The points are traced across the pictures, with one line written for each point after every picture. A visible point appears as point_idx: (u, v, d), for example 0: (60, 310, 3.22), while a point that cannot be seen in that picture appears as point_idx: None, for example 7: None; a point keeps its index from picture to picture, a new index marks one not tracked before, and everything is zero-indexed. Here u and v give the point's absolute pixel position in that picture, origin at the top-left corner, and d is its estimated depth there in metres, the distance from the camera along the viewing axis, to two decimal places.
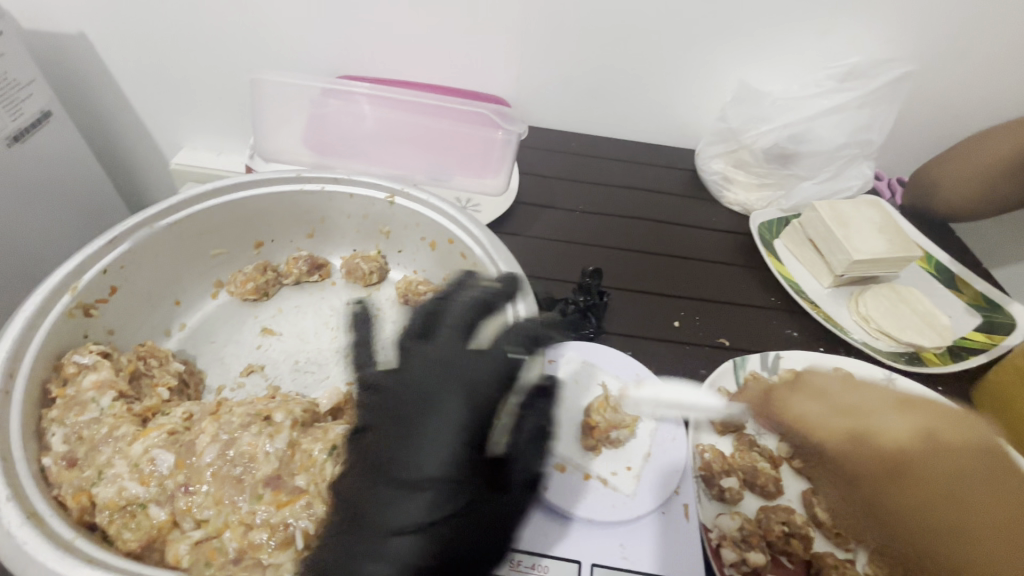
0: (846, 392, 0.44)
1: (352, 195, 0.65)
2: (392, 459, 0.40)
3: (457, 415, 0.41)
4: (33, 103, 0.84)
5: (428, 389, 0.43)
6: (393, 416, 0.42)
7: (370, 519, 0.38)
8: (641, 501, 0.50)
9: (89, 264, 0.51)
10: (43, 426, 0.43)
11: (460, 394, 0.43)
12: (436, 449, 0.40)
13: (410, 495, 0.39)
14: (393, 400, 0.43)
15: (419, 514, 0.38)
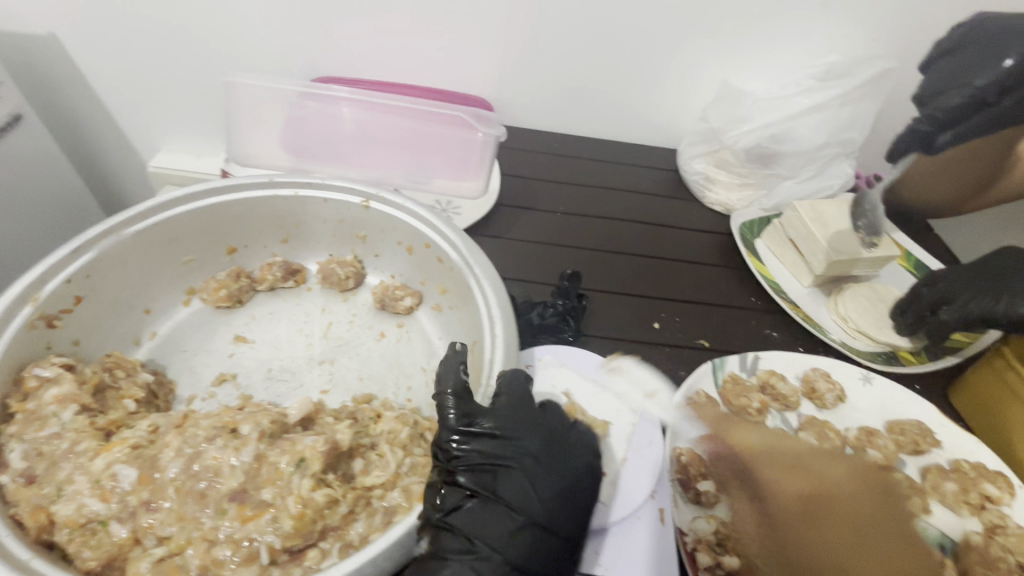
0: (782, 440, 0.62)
1: (326, 200, 0.64)
2: (507, 487, 0.42)
3: (575, 473, 0.46)
4: (3, 106, 0.83)
5: (539, 443, 0.46)
6: (509, 444, 0.44)
7: (477, 536, 0.40)
8: (613, 508, 0.51)
9: (52, 274, 0.50)
10: (2, 442, 0.42)
11: (573, 457, 0.47)
12: (538, 495, 0.43)
13: (515, 521, 0.41)
14: (510, 431, 0.45)
15: (526, 544, 0.40)
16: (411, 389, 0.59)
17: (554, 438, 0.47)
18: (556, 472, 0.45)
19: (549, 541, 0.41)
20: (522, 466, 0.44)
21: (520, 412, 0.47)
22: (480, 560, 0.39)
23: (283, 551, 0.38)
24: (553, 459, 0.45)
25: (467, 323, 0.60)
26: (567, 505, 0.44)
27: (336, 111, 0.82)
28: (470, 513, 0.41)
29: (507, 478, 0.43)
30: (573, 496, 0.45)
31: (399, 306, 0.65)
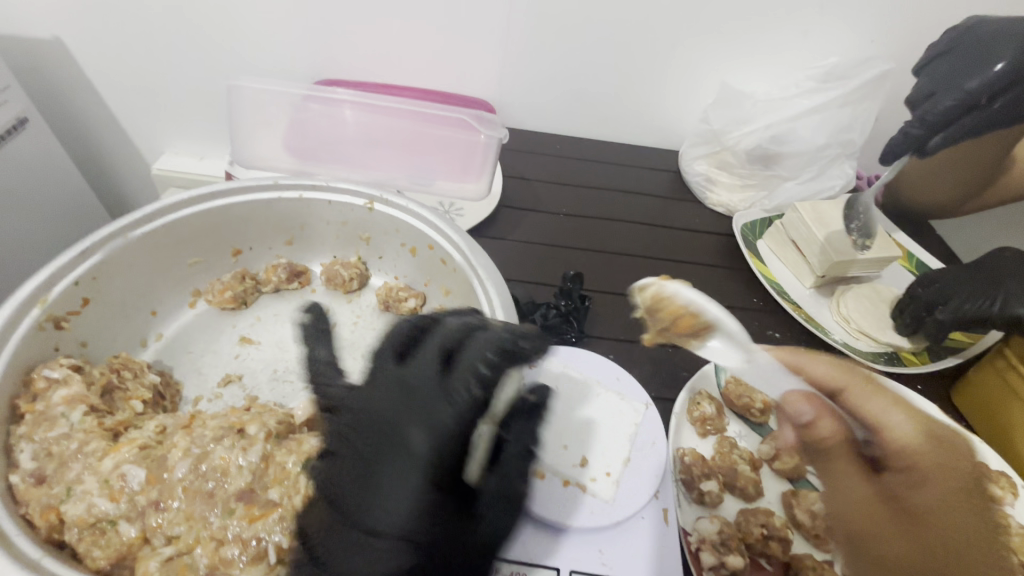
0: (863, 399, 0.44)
1: (330, 202, 0.65)
2: (345, 497, 0.38)
3: (423, 452, 0.39)
4: (8, 109, 0.83)
5: (387, 424, 0.40)
6: (356, 444, 0.40)
7: (330, 562, 0.36)
8: (618, 508, 0.49)
9: (61, 276, 0.50)
10: (11, 442, 0.42)
11: (415, 423, 0.39)
12: (385, 496, 0.38)
13: (372, 518, 0.37)
14: (354, 427, 0.41)
15: (382, 558, 0.36)
16: None
17: (417, 405, 0.40)
18: (404, 457, 0.39)
19: (402, 550, 0.37)
20: (374, 453, 0.39)
21: (370, 397, 0.42)
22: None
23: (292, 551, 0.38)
24: (395, 444, 0.39)
25: None
26: (407, 490, 0.38)
27: (339, 114, 0.82)
28: (326, 531, 0.38)
29: (370, 469, 0.39)
30: (418, 475, 0.38)
31: (402, 307, 0.65)
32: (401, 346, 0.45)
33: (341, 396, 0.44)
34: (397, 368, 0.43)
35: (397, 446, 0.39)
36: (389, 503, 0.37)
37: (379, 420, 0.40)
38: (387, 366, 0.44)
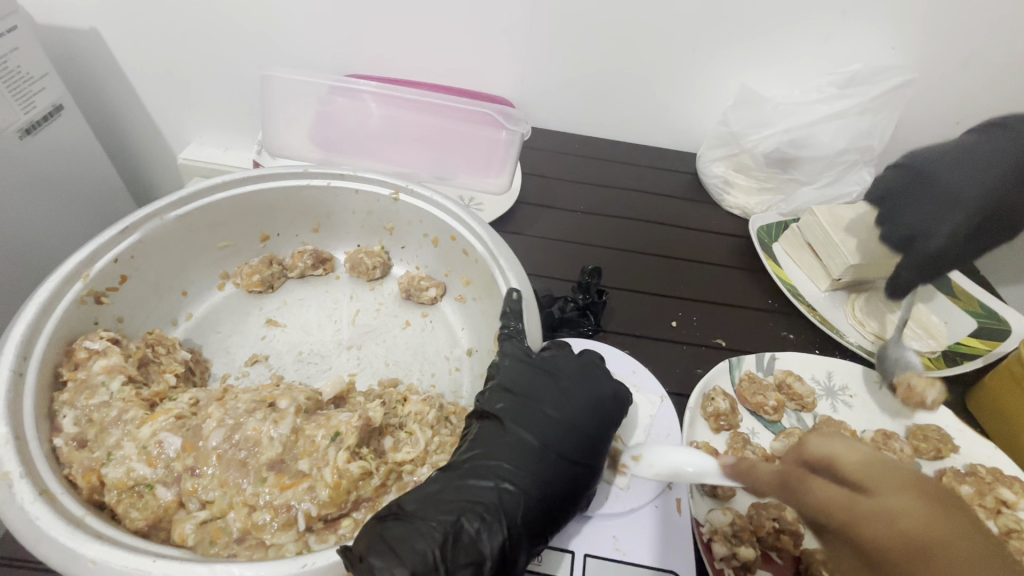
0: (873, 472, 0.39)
1: (356, 191, 0.66)
2: (516, 415, 0.46)
3: (589, 407, 0.48)
4: (46, 96, 0.86)
5: (556, 388, 0.48)
6: (529, 384, 0.48)
7: (515, 448, 0.44)
8: (634, 496, 0.51)
9: (101, 253, 0.52)
10: (55, 408, 0.44)
11: (585, 390, 0.49)
12: (562, 433, 0.46)
13: (527, 444, 0.44)
14: (530, 370, 0.49)
15: (535, 463, 0.44)
16: (435, 376, 0.61)
17: (587, 381, 0.50)
18: (570, 414, 0.47)
19: (571, 469, 0.44)
20: (546, 396, 0.47)
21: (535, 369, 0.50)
22: (525, 463, 0.43)
23: (319, 520, 0.40)
24: (570, 401, 0.47)
25: (491, 315, 0.62)
26: (569, 431, 0.46)
27: (365, 107, 0.84)
28: (500, 442, 0.44)
29: (540, 404, 0.47)
30: (578, 425, 0.46)
31: (423, 296, 0.67)
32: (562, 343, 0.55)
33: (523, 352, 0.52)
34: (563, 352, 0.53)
35: (569, 397, 0.48)
36: (552, 437, 0.45)
37: (555, 373, 0.50)
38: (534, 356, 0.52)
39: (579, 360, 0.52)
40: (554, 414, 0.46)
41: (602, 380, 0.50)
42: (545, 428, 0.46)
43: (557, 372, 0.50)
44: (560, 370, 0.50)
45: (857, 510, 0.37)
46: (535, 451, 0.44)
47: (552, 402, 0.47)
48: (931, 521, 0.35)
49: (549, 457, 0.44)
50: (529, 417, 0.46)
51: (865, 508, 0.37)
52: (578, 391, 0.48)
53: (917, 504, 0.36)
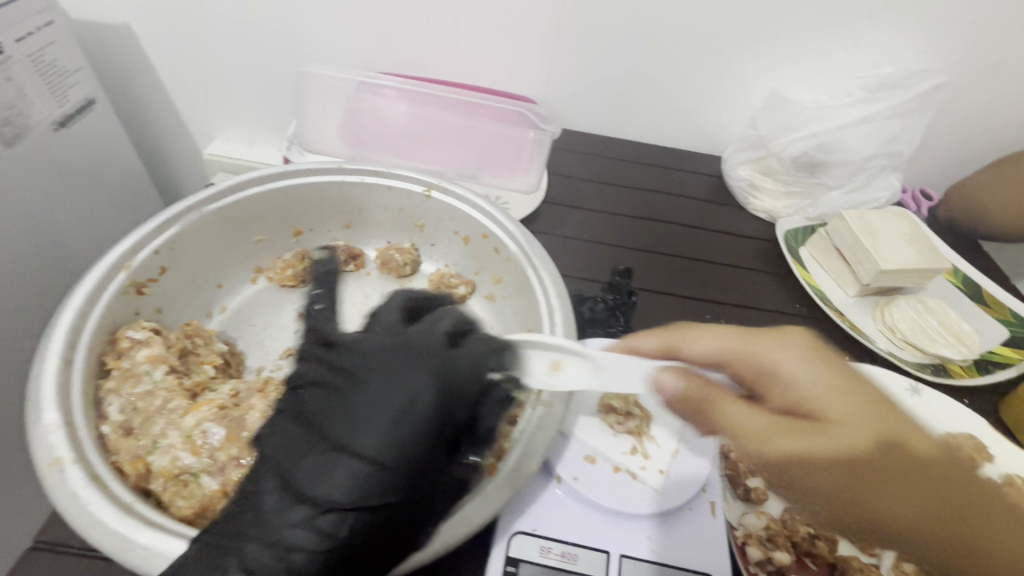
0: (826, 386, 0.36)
1: (390, 188, 0.67)
2: (330, 420, 0.39)
3: (421, 399, 0.39)
4: (79, 90, 0.88)
5: (394, 373, 0.40)
6: (348, 378, 0.41)
7: (325, 446, 0.38)
8: (669, 498, 0.50)
9: (143, 244, 0.53)
10: (101, 395, 0.44)
11: (419, 379, 0.40)
12: (376, 429, 0.38)
13: (344, 458, 0.37)
14: (350, 360, 0.42)
15: (352, 481, 0.37)
16: None
17: (410, 367, 0.40)
18: (364, 417, 0.38)
19: (393, 482, 0.37)
20: (354, 392, 0.39)
21: (399, 347, 0.42)
22: (336, 483, 0.37)
23: None
24: (401, 390, 0.39)
25: (523, 313, 0.63)
26: (393, 434, 0.38)
27: (393, 106, 0.85)
28: (316, 462, 0.37)
29: (362, 405, 0.39)
30: (404, 428, 0.38)
31: (453, 294, 0.67)
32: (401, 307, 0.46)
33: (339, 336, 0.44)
34: (396, 327, 0.44)
35: (391, 392, 0.39)
36: (371, 449, 0.37)
37: (369, 361, 0.41)
38: (390, 327, 0.44)
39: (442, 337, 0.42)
40: (377, 417, 0.38)
41: (444, 364, 0.41)
42: (365, 435, 0.38)
43: (386, 360, 0.41)
44: (379, 353, 0.41)
45: (766, 360, 0.39)
46: (351, 468, 0.37)
47: (374, 399, 0.39)
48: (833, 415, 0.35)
49: (364, 473, 0.37)
50: (346, 425, 0.38)
51: (772, 355, 0.39)
52: (408, 383, 0.39)
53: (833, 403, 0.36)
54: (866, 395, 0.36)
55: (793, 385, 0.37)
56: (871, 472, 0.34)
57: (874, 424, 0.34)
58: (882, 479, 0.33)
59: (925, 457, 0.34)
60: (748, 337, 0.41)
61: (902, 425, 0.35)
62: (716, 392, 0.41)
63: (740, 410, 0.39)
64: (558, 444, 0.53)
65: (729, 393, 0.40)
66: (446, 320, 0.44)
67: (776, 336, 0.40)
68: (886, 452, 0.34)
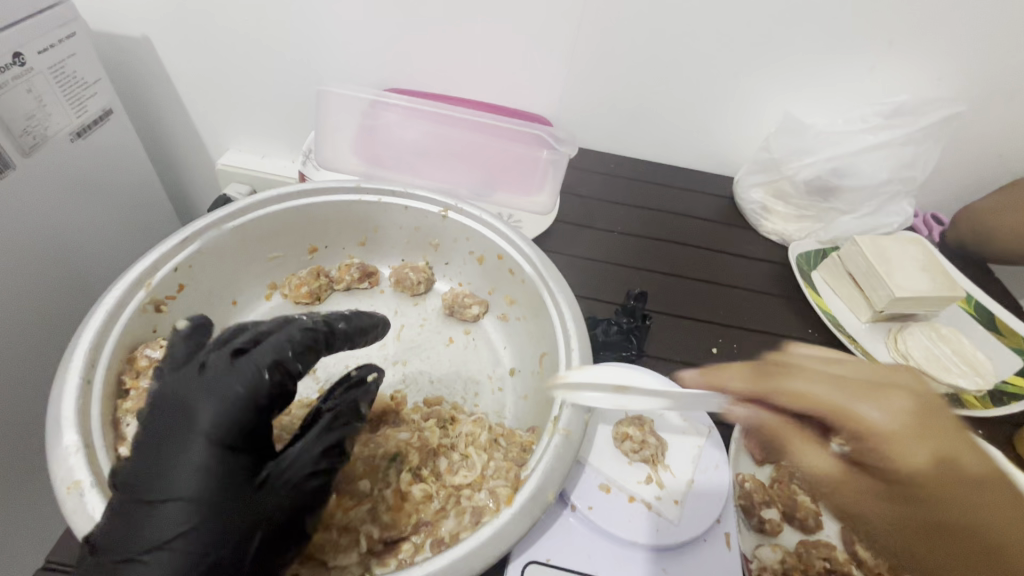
0: (894, 427, 0.39)
1: (407, 208, 0.67)
2: (139, 471, 0.38)
3: (214, 419, 0.38)
4: (97, 101, 0.88)
5: (183, 394, 0.40)
6: (147, 429, 0.39)
7: (144, 493, 0.37)
8: (685, 528, 0.49)
9: (162, 262, 0.54)
10: (118, 415, 0.46)
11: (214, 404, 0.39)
12: (188, 468, 0.38)
13: (162, 503, 0.37)
14: (148, 412, 0.40)
15: (176, 518, 0.36)
16: (478, 396, 0.61)
17: (200, 396, 0.40)
18: (173, 460, 0.38)
19: (217, 509, 0.37)
20: (160, 435, 0.39)
21: (189, 370, 0.42)
22: (159, 525, 0.36)
23: (379, 542, 0.45)
24: (189, 414, 0.39)
25: (537, 334, 0.63)
26: (202, 461, 0.38)
27: (409, 124, 0.85)
28: (138, 509, 0.37)
29: (164, 448, 0.38)
30: (211, 457, 0.38)
31: (467, 313, 0.67)
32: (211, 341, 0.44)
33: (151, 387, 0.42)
34: (192, 362, 0.42)
35: (191, 420, 0.39)
36: (183, 483, 0.37)
37: (177, 393, 0.40)
38: (187, 363, 0.42)
39: (226, 361, 0.41)
40: (181, 449, 0.38)
41: (235, 382, 0.40)
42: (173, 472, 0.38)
43: (178, 395, 0.40)
44: (173, 389, 0.41)
45: (855, 413, 0.39)
46: (169, 508, 0.37)
47: (171, 436, 0.38)
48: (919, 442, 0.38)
49: (187, 507, 0.37)
50: (154, 470, 0.38)
51: (865, 414, 0.39)
52: (204, 404, 0.39)
53: (931, 439, 0.38)
54: (921, 442, 0.38)
55: (880, 436, 0.39)
56: (907, 510, 0.39)
57: (933, 472, 0.38)
58: (949, 494, 0.38)
59: (957, 489, 0.38)
60: (842, 394, 0.40)
61: (949, 468, 0.38)
62: (789, 430, 0.44)
63: (810, 453, 0.43)
64: (574, 470, 0.53)
65: (803, 434, 0.43)
66: (241, 342, 0.43)
67: (830, 388, 0.41)
68: (937, 494, 0.38)
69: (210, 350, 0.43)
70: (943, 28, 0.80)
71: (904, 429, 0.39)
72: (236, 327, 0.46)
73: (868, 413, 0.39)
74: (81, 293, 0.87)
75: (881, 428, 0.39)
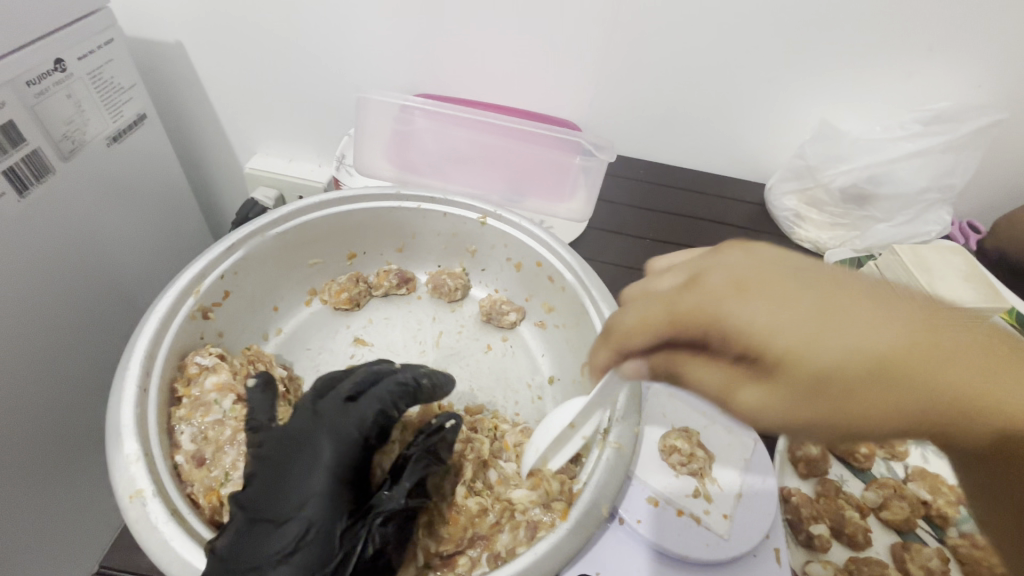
0: (778, 320, 0.33)
1: (445, 214, 0.67)
2: (258, 497, 0.40)
3: (330, 455, 0.42)
4: (132, 106, 0.89)
5: (302, 429, 0.44)
6: (265, 459, 0.42)
7: (262, 519, 0.39)
8: (736, 544, 0.49)
9: (209, 270, 0.54)
10: (172, 423, 0.46)
11: (332, 440, 0.43)
12: (308, 496, 0.40)
13: (277, 529, 0.39)
14: (265, 445, 0.44)
15: (292, 546, 0.38)
16: (519, 404, 0.61)
17: (318, 432, 0.43)
18: (295, 488, 0.40)
19: (330, 539, 0.39)
20: (278, 464, 0.42)
21: (302, 412, 0.46)
22: (274, 551, 0.38)
23: (437, 556, 0.46)
24: (309, 447, 0.43)
25: (577, 343, 0.62)
26: (321, 491, 0.40)
27: (442, 129, 0.85)
28: (253, 535, 0.39)
29: (284, 477, 0.41)
30: (329, 488, 0.41)
31: (504, 320, 0.66)
32: (317, 387, 0.48)
33: (262, 421, 0.46)
34: (309, 401, 0.47)
35: (314, 453, 0.42)
36: (302, 510, 0.40)
37: (298, 427, 0.44)
38: (302, 403, 0.47)
39: (342, 402, 0.46)
40: (302, 479, 0.41)
41: (353, 420, 0.44)
42: (293, 500, 0.40)
43: (296, 431, 0.44)
44: (291, 424, 0.44)
45: (727, 322, 0.34)
46: (287, 532, 0.39)
47: (291, 466, 0.42)
48: (825, 342, 0.32)
49: (302, 535, 0.39)
50: (271, 499, 0.40)
51: (739, 319, 0.34)
52: (323, 439, 0.43)
53: (830, 331, 0.32)
54: (855, 326, 0.32)
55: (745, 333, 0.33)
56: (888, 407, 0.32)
57: (823, 365, 0.32)
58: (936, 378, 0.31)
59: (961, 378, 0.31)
60: (770, 300, 0.34)
61: (901, 345, 0.31)
62: (674, 357, 0.39)
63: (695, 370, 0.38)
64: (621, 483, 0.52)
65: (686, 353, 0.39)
66: (351, 383, 0.48)
67: (723, 289, 0.35)
68: (926, 381, 0.31)
69: (319, 396, 0.47)
70: (987, 33, 0.78)
71: (812, 328, 0.32)
72: (336, 377, 0.50)
73: (753, 321, 0.33)
74: (116, 296, 0.88)
75: (752, 329, 0.33)
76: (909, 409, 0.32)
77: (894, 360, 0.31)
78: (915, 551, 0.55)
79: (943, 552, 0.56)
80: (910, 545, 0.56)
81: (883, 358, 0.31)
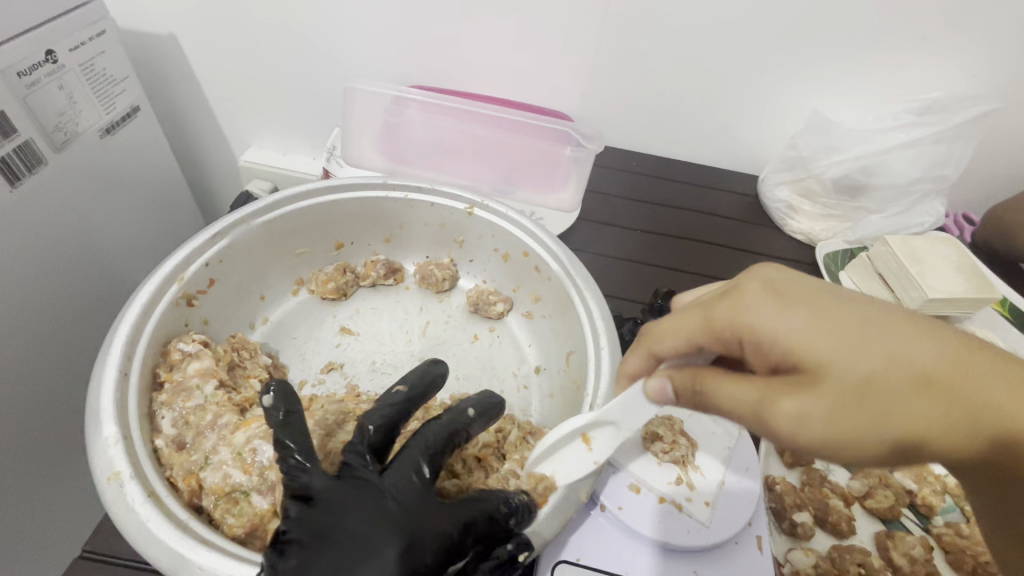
0: (822, 329, 0.34)
1: (432, 205, 0.67)
2: None
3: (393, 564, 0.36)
4: (125, 98, 0.89)
5: (368, 530, 0.37)
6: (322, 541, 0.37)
7: None
8: (715, 531, 0.49)
9: (195, 257, 0.55)
10: (153, 408, 0.47)
11: (401, 539, 0.37)
12: None
13: None
14: (325, 524, 0.38)
15: None
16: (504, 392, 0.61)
17: (388, 524, 0.38)
18: None
19: None
20: (339, 553, 0.36)
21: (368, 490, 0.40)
22: None
23: None
24: (370, 555, 0.36)
25: (563, 333, 0.62)
26: None
27: (432, 120, 0.85)
28: None
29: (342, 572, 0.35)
30: None
31: (491, 310, 0.66)
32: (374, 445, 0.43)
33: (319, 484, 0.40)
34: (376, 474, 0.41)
35: (380, 553, 0.36)
36: None
37: (365, 513, 0.38)
38: (360, 468, 0.41)
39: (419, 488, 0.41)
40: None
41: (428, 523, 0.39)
42: None
43: (363, 517, 0.38)
44: (354, 505, 0.39)
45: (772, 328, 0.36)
46: None
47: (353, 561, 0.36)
48: (859, 355, 0.33)
49: None
50: None
51: (782, 324, 0.35)
52: (392, 539, 0.37)
53: (865, 345, 0.33)
54: (897, 337, 0.34)
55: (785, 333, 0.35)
56: (925, 422, 0.32)
57: (870, 370, 0.33)
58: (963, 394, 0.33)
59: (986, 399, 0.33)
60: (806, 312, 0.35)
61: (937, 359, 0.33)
62: (700, 374, 0.37)
63: (724, 382, 0.36)
64: (603, 471, 0.52)
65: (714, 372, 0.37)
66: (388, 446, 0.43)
67: (761, 300, 0.37)
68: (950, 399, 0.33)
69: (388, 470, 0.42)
70: (980, 22, 0.77)
71: (849, 340, 0.34)
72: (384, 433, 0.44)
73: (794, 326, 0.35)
74: (109, 286, 0.88)
75: (796, 333, 0.35)
76: (931, 427, 0.32)
77: (930, 374, 0.33)
78: (899, 540, 0.55)
79: (926, 540, 0.56)
80: (894, 534, 0.56)
81: (916, 367, 0.33)
